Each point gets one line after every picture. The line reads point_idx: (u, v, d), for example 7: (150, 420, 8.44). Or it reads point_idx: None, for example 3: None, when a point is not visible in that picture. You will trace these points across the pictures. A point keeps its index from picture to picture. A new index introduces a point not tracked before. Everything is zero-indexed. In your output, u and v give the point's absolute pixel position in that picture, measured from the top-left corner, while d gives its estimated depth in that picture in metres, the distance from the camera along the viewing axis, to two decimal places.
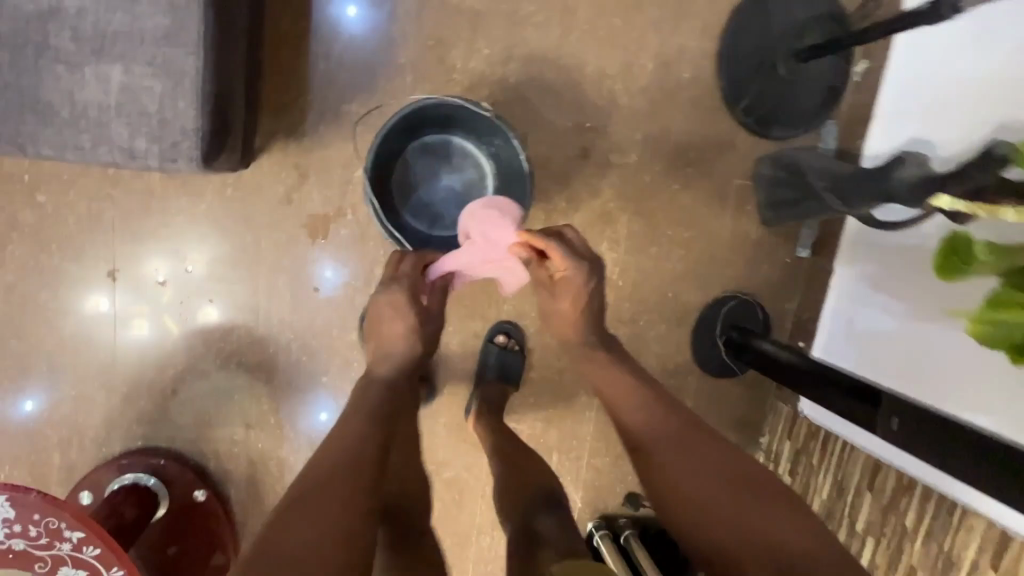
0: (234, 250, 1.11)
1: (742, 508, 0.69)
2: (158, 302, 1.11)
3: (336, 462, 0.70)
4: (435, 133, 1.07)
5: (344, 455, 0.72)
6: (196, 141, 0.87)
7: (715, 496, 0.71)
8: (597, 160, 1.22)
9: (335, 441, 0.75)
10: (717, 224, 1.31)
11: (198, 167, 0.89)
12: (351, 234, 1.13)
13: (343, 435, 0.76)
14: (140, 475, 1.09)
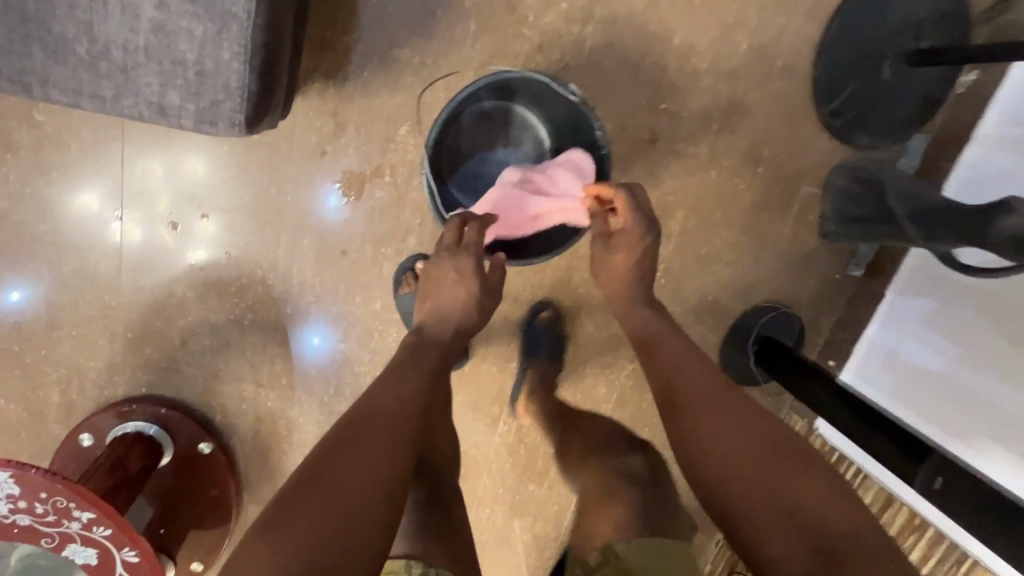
0: (257, 199, 1.02)
1: (787, 475, 0.62)
2: (169, 247, 1.02)
3: (381, 405, 0.70)
4: (497, 109, 1.01)
5: (389, 399, 0.71)
6: (239, 102, 0.76)
7: (759, 460, 0.64)
8: (665, 147, 1.10)
9: (382, 384, 0.73)
10: (777, 233, 1.21)
11: (243, 134, 0.79)
12: (386, 196, 1.03)
13: (389, 381, 0.74)
14: (144, 424, 1.04)
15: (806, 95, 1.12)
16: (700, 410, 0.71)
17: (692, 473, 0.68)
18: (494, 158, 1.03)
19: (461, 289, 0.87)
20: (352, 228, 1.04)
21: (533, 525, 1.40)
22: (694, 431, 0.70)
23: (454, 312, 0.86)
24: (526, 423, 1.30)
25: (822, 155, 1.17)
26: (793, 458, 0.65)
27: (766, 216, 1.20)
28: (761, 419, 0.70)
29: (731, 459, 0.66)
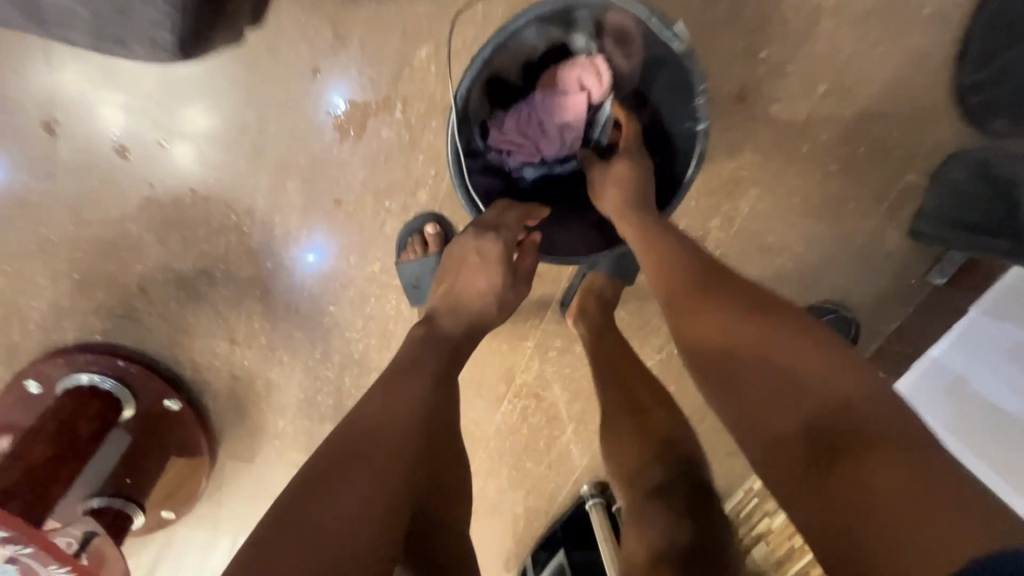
0: (229, 124, 0.81)
1: (804, 358, 0.51)
2: (118, 177, 0.81)
3: (386, 411, 0.55)
4: (550, 39, 0.79)
5: (396, 409, 0.56)
6: (168, 13, 0.50)
7: (775, 342, 0.53)
8: (752, 109, 0.88)
9: (390, 388, 0.58)
10: (860, 229, 1.01)
11: (178, 59, 0.55)
12: (395, 136, 0.83)
13: (396, 382, 0.59)
14: (97, 379, 0.90)
15: (939, 59, 0.89)
16: (707, 290, 0.60)
17: (695, 357, 0.58)
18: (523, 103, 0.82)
19: (482, 275, 0.72)
20: (350, 173, 0.84)
21: (526, 497, 1.34)
22: (700, 310, 0.59)
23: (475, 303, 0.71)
24: (533, 404, 1.18)
25: (939, 140, 0.94)
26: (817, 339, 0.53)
27: (852, 206, 0.98)
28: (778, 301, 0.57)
29: (740, 344, 0.55)
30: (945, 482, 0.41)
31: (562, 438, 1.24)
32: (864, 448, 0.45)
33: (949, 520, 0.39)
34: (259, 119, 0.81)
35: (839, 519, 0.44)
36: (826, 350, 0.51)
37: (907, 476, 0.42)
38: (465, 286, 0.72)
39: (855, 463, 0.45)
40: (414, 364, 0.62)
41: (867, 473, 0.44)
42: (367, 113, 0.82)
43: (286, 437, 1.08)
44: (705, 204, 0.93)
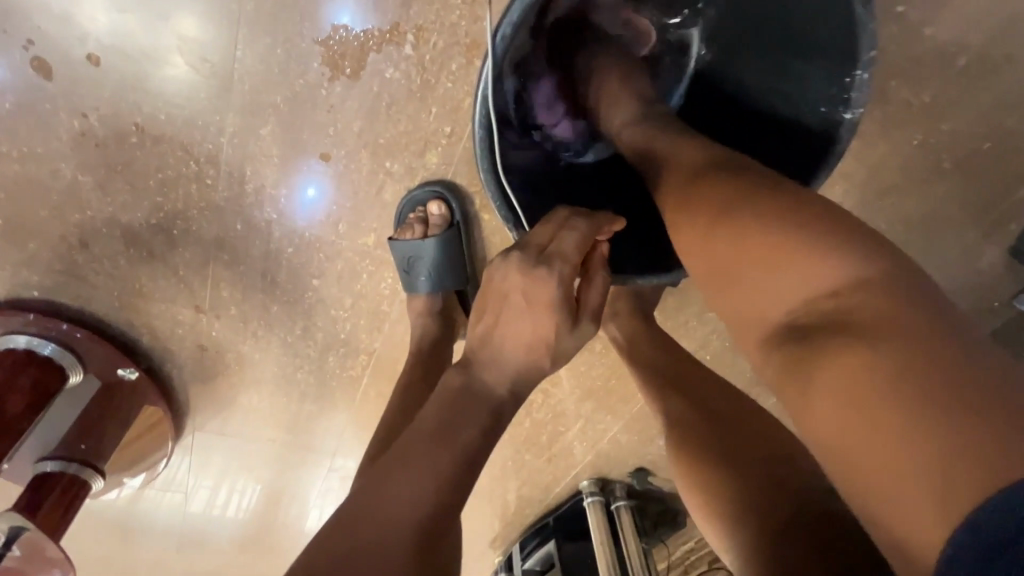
0: (185, 42, 0.61)
1: (787, 253, 0.39)
2: (36, 99, 0.62)
3: (391, 491, 0.44)
4: None
5: (407, 493, 0.44)
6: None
7: (753, 237, 0.41)
8: (865, 84, 0.68)
9: (403, 467, 0.45)
10: (949, 239, 0.84)
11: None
12: (402, 78, 0.64)
13: (414, 455, 0.46)
14: (36, 342, 0.78)
15: None
16: (688, 189, 0.48)
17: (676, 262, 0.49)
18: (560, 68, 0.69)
19: (529, 321, 0.51)
20: (342, 120, 0.67)
21: (521, 487, 1.24)
22: (677, 213, 0.48)
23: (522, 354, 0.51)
24: (539, 398, 1.05)
25: None
26: (814, 224, 0.39)
27: (949, 213, 0.81)
28: (773, 184, 0.44)
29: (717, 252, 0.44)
30: (964, 404, 0.28)
31: (568, 433, 1.13)
32: (849, 362, 0.33)
33: (954, 449, 0.27)
34: (224, 39, 0.61)
35: (821, 456, 0.34)
36: (817, 238, 0.38)
37: (900, 395, 0.30)
38: (511, 332, 0.51)
39: (831, 381, 0.33)
40: (442, 434, 0.47)
41: (848, 395, 0.32)
42: (368, 44, 0.62)
43: (262, 410, 0.97)
44: None
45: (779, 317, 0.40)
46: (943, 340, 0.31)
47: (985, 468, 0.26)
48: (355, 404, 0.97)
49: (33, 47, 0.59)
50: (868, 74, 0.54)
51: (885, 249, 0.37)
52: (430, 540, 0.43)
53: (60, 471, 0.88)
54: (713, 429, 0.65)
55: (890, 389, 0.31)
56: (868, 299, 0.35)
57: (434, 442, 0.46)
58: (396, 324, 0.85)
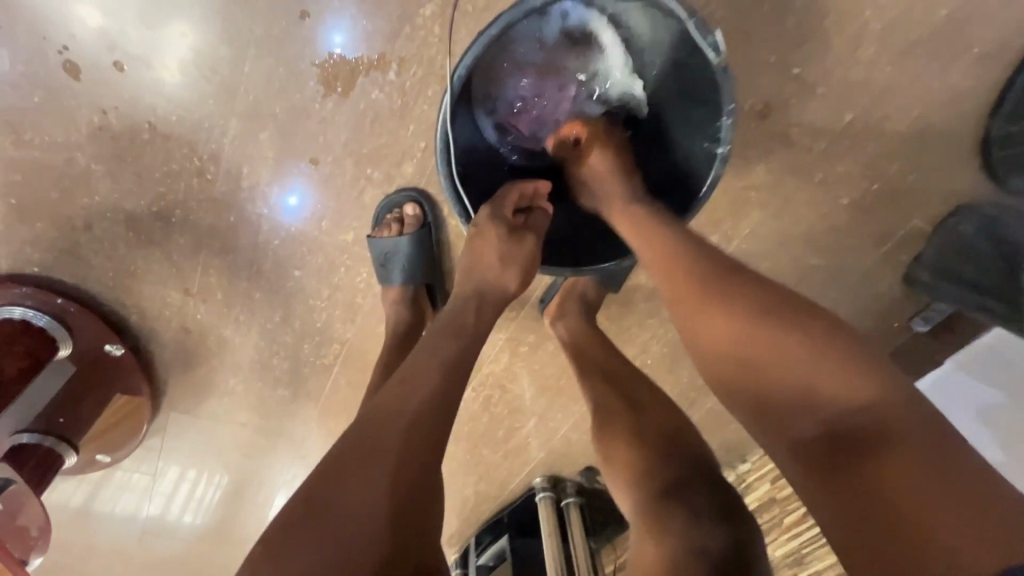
0: (199, 56, 0.71)
1: (814, 360, 0.49)
2: (63, 95, 0.71)
3: (378, 426, 0.53)
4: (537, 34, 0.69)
5: (394, 424, 0.53)
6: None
7: (784, 346, 0.51)
8: (772, 129, 0.82)
9: (390, 406, 0.55)
10: (853, 266, 0.97)
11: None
12: (386, 100, 0.75)
13: (396, 396, 0.56)
14: (31, 313, 0.84)
15: (982, 105, 0.81)
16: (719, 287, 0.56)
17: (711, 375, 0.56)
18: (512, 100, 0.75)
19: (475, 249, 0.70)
20: (330, 131, 0.77)
21: (477, 482, 1.32)
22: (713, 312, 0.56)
23: (495, 271, 0.69)
24: (497, 394, 1.15)
25: (955, 189, 0.89)
26: (823, 334, 0.50)
27: (848, 243, 0.94)
28: (789, 304, 0.53)
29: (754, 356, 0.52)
30: (966, 502, 0.40)
31: (523, 430, 1.22)
32: (881, 457, 0.44)
33: (974, 547, 0.38)
34: (233, 56, 0.72)
35: (856, 551, 0.44)
36: (823, 343, 0.50)
37: (930, 478, 0.42)
38: (483, 259, 0.69)
39: (879, 496, 0.43)
40: (413, 379, 0.57)
41: (886, 483, 0.43)
42: (357, 67, 0.73)
43: (237, 395, 1.04)
44: (707, 220, 0.89)
45: (812, 430, 0.48)
46: (939, 455, 0.43)
47: (996, 522, 0.39)
48: (325, 392, 1.04)
49: (66, 52, 0.69)
50: (730, 120, 0.64)
51: (881, 367, 0.48)
52: (414, 456, 0.52)
53: (37, 442, 0.92)
54: (634, 409, 0.76)
55: (909, 475, 0.42)
56: (879, 415, 0.45)
57: (410, 386, 0.57)
58: (367, 316, 0.93)
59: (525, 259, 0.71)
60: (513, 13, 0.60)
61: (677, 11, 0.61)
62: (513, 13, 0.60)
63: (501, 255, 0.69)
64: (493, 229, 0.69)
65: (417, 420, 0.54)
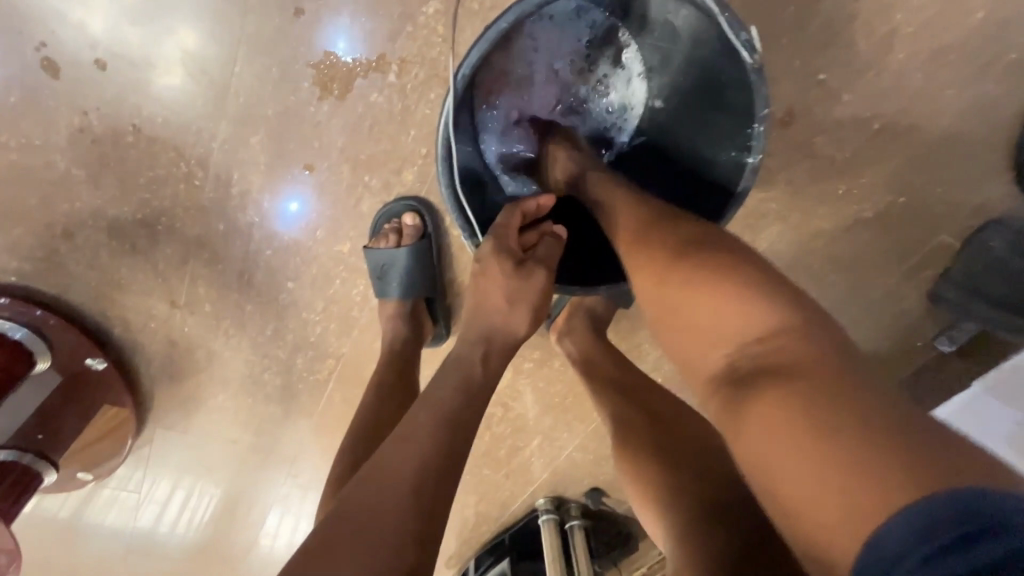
0: (189, 55, 0.68)
1: (745, 312, 0.45)
2: (43, 96, 0.67)
3: (377, 499, 0.46)
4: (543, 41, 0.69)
5: (393, 496, 0.46)
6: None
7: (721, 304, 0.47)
8: (796, 138, 0.77)
9: (391, 473, 0.48)
10: (876, 282, 0.93)
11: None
12: (386, 103, 0.71)
13: (399, 463, 0.48)
14: (7, 326, 0.79)
15: (1017, 114, 0.77)
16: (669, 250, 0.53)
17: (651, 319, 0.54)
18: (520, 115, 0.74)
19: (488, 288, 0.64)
20: (327, 136, 0.73)
21: (478, 502, 1.26)
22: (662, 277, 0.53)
23: (501, 312, 0.64)
24: (499, 412, 1.10)
25: (986, 202, 0.84)
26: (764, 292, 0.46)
27: (872, 257, 0.89)
28: (725, 243, 0.51)
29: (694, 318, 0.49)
30: (869, 436, 0.35)
31: (526, 448, 1.16)
32: (793, 407, 0.39)
33: (868, 479, 0.33)
34: (224, 55, 0.68)
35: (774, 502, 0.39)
36: (763, 309, 0.45)
37: (849, 436, 0.36)
38: (488, 297, 0.64)
39: (769, 420, 0.40)
40: (416, 443, 0.50)
41: (793, 433, 0.38)
42: (355, 68, 0.69)
43: (225, 411, 0.99)
44: (723, 232, 0.84)
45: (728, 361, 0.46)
46: (833, 379, 0.39)
47: (920, 479, 0.32)
48: (319, 409, 0.99)
49: (44, 49, 0.65)
50: (764, 127, 0.60)
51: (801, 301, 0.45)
52: (419, 533, 0.45)
53: (13, 460, 0.87)
54: (647, 434, 0.70)
55: (835, 428, 0.36)
56: (794, 350, 0.42)
57: (414, 451, 0.49)
58: (364, 330, 0.89)
59: (535, 297, 0.65)
60: (523, 4, 0.57)
61: (705, 5, 0.58)
62: (525, 5, 0.57)
63: (508, 294, 0.64)
64: (497, 264, 0.64)
65: (421, 491, 0.47)
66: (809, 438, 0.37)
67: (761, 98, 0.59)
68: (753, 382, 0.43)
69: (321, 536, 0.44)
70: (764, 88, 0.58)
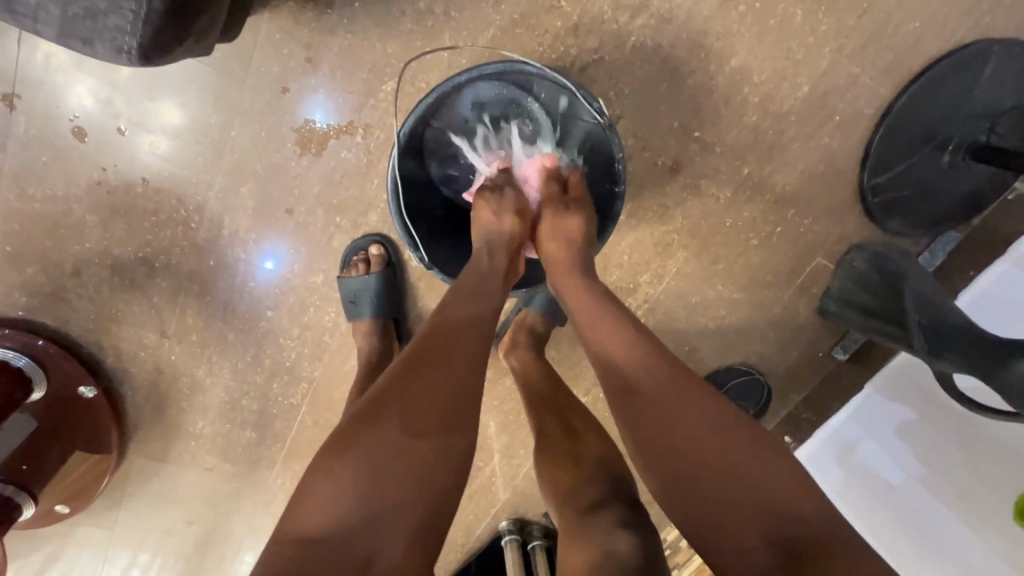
0: (193, 124, 0.86)
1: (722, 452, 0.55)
2: (69, 155, 0.85)
3: (419, 377, 0.57)
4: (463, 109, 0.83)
5: (433, 372, 0.57)
6: (132, 21, 0.54)
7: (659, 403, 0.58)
8: (685, 181, 0.97)
9: (425, 362, 0.58)
10: (782, 301, 1.07)
11: (138, 65, 0.57)
12: (355, 158, 0.88)
13: (437, 351, 0.59)
14: (9, 353, 0.88)
15: (853, 161, 0.98)
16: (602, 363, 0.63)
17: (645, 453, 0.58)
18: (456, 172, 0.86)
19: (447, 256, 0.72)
20: (304, 184, 0.89)
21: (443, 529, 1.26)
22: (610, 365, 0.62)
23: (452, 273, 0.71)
24: None
25: (848, 232, 1.03)
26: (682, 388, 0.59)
27: (772, 279, 1.05)
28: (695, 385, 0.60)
29: (641, 420, 0.58)
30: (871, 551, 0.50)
31: (487, 472, 1.23)
32: (740, 476, 0.54)
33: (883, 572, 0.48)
34: (222, 122, 0.86)
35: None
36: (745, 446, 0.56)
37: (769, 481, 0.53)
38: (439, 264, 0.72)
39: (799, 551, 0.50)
40: (449, 339, 0.60)
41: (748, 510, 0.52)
42: (329, 132, 0.87)
43: (203, 439, 1.02)
44: (639, 258, 1.01)
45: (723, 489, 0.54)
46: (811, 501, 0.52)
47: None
48: (290, 437, 1.03)
49: (76, 119, 0.84)
50: (625, 165, 0.77)
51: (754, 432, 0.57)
52: (450, 405, 0.56)
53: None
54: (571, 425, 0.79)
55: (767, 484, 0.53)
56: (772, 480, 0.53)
57: (450, 343, 0.60)
58: (335, 354, 0.98)
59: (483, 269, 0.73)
60: (440, 85, 0.77)
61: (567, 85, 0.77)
62: (446, 85, 0.77)
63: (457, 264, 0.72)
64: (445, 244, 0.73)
65: (456, 373, 0.58)
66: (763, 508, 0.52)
67: (617, 145, 0.77)
68: (699, 478, 0.54)
69: (378, 398, 0.57)
70: (617, 138, 0.77)
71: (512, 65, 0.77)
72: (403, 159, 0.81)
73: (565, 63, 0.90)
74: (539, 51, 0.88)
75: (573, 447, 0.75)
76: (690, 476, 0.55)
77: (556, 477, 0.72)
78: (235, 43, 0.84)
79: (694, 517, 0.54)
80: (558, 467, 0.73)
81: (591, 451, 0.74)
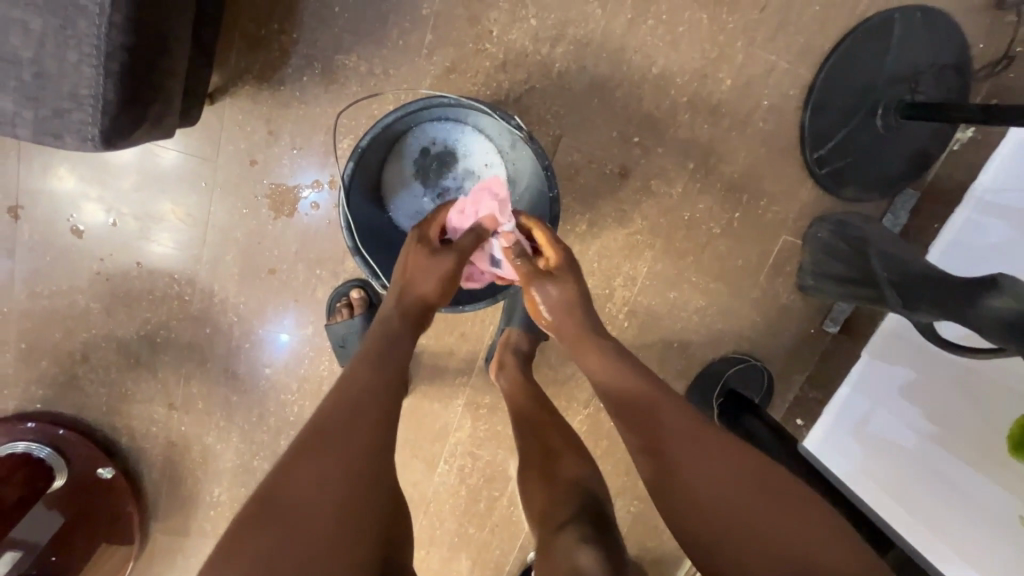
0: (176, 205, 0.95)
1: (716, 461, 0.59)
2: (70, 254, 0.95)
3: (250, 551, 0.46)
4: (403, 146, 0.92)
5: (272, 539, 0.47)
6: (92, 113, 0.62)
7: (698, 475, 0.58)
8: (636, 184, 1.03)
9: (326, 442, 0.53)
10: (758, 284, 1.09)
11: (103, 149, 0.65)
12: (326, 214, 0.96)
13: (273, 524, 0.48)
14: (33, 446, 0.94)
15: (790, 140, 1.04)
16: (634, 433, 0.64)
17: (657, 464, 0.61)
18: (407, 202, 0.94)
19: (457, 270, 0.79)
20: (284, 245, 0.97)
21: (470, 568, 1.24)
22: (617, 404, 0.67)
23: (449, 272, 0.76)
24: (469, 464, 1.20)
25: (805, 206, 1.07)
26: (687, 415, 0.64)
27: (743, 263, 1.08)
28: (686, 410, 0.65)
29: (697, 504, 0.57)
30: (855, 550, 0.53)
31: (506, 501, 1.22)
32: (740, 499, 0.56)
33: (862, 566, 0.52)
34: (202, 202, 0.95)
35: None
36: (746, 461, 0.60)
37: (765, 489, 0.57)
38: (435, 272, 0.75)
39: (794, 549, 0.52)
40: (345, 433, 0.54)
41: (734, 512, 0.56)
42: (303, 193, 0.96)
43: (220, 506, 1.04)
44: (608, 264, 1.05)
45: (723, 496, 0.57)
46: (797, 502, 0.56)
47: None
48: None
49: (73, 221, 0.94)
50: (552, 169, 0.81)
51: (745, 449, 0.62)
52: None
53: None
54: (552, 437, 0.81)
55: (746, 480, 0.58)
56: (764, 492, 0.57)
57: (297, 504, 0.49)
58: None
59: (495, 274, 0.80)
60: (370, 130, 0.82)
61: (485, 108, 0.83)
62: (375, 129, 0.82)
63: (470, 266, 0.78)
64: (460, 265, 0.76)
65: (308, 546, 0.47)
66: (751, 512, 0.55)
67: (540, 153, 0.82)
68: (698, 488, 0.58)
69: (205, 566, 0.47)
70: (540, 148, 0.82)
71: (431, 101, 0.83)
72: (353, 200, 0.85)
73: (500, 96, 0.98)
74: (475, 90, 0.97)
75: (548, 466, 0.76)
76: (707, 515, 0.56)
77: (536, 499, 0.73)
78: (203, 128, 0.93)
79: (699, 530, 0.56)
80: (537, 487, 0.74)
81: (571, 466, 0.75)
